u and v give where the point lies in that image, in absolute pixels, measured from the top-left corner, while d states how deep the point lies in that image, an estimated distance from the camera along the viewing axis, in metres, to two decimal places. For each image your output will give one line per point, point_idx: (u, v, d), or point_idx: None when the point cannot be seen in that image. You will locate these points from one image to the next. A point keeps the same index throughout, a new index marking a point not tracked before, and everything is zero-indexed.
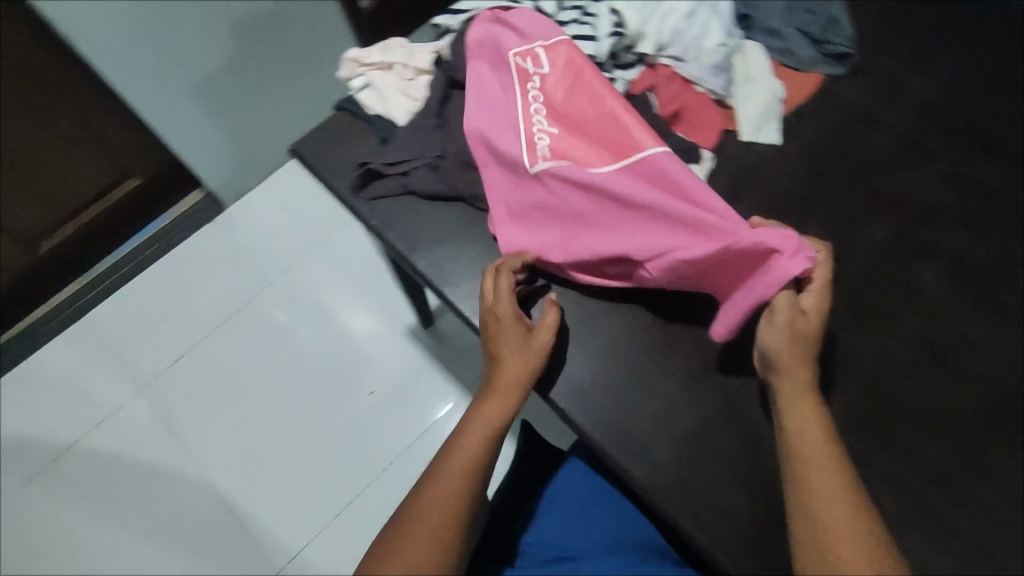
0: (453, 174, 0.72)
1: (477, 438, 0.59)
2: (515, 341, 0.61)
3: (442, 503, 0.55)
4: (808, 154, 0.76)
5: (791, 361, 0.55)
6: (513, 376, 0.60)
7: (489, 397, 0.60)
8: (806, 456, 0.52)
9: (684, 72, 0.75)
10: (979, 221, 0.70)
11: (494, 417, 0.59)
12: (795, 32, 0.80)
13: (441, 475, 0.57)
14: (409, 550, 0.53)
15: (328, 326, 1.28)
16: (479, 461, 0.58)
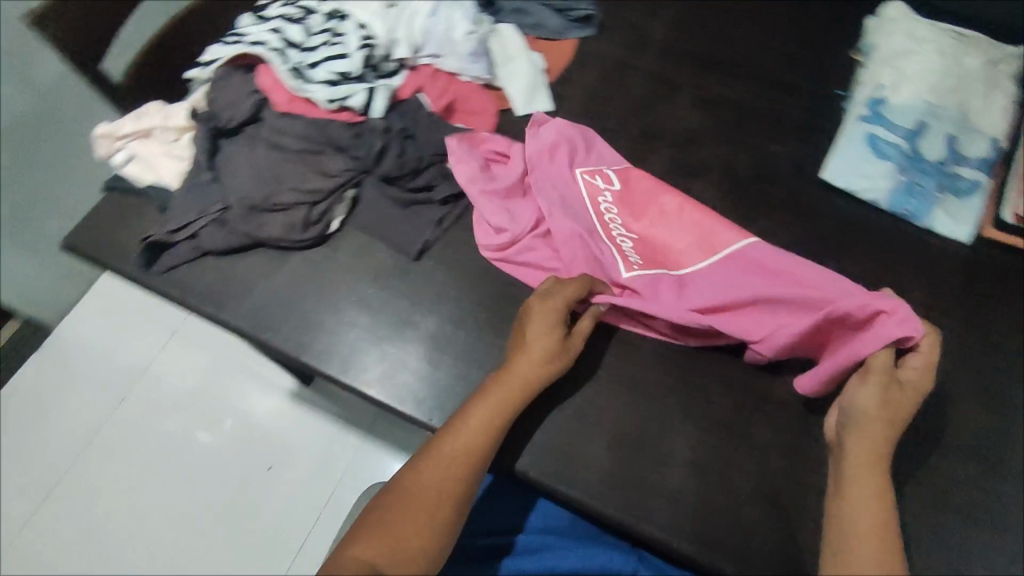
0: (242, 221, 0.71)
1: (481, 423, 0.59)
2: (544, 339, 0.61)
3: (438, 479, 0.57)
4: (581, 111, 0.80)
5: (874, 427, 0.57)
6: (529, 372, 0.60)
7: (502, 384, 0.60)
8: (864, 516, 0.54)
9: (445, 67, 0.78)
10: (734, 133, 0.79)
11: (506, 406, 0.59)
12: (540, 7, 0.85)
13: (441, 450, 0.58)
14: (398, 522, 0.55)
15: (211, 421, 1.18)
16: (481, 446, 0.58)
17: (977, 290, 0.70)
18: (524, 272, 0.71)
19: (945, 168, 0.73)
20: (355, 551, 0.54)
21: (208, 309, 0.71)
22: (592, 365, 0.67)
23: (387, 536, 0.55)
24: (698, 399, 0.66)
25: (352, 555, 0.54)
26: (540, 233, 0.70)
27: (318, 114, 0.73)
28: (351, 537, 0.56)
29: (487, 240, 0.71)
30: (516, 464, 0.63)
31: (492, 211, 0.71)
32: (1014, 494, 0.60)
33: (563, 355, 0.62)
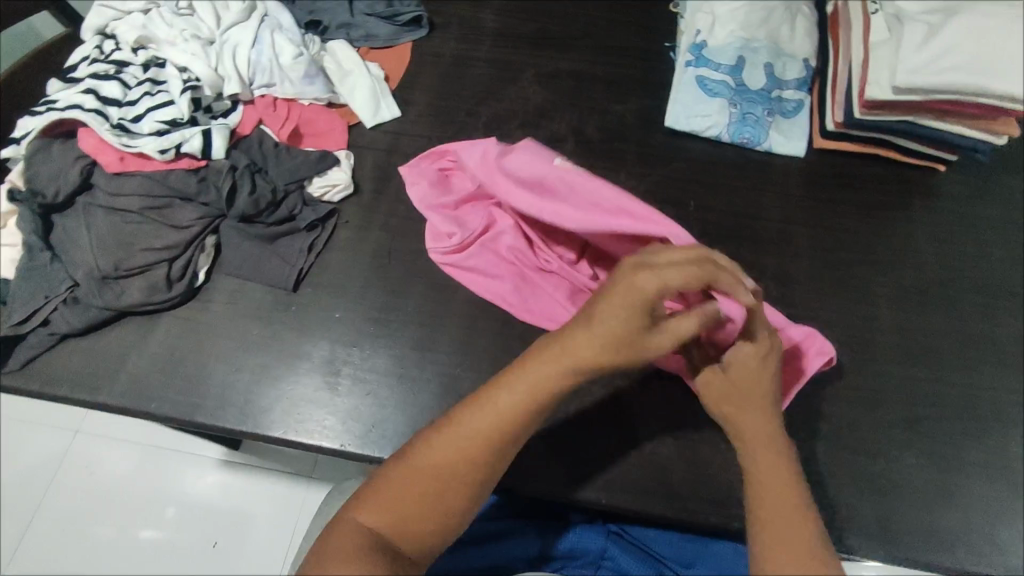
0: (95, 294, 0.67)
1: (522, 405, 0.51)
2: (629, 329, 0.49)
3: (466, 457, 0.50)
4: (429, 110, 0.81)
5: (738, 409, 0.53)
6: (593, 359, 0.50)
7: (557, 362, 0.51)
8: (774, 528, 0.48)
9: (281, 94, 0.77)
10: (581, 100, 0.82)
11: (548, 382, 0.51)
12: (366, 18, 0.84)
13: (464, 423, 0.51)
14: (413, 493, 0.49)
15: (153, 516, 1.09)
16: (517, 430, 0.51)
17: (820, 196, 0.75)
18: (473, 278, 0.70)
19: (771, 94, 0.78)
20: (361, 517, 0.48)
21: (85, 395, 0.66)
22: (494, 351, 0.68)
23: (400, 508, 0.48)
24: None
25: (356, 520, 0.48)
26: (488, 240, 0.70)
27: (154, 168, 0.69)
28: (357, 504, 0.49)
29: (439, 245, 0.70)
30: None
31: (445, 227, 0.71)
32: (880, 368, 0.67)
33: (640, 346, 0.50)
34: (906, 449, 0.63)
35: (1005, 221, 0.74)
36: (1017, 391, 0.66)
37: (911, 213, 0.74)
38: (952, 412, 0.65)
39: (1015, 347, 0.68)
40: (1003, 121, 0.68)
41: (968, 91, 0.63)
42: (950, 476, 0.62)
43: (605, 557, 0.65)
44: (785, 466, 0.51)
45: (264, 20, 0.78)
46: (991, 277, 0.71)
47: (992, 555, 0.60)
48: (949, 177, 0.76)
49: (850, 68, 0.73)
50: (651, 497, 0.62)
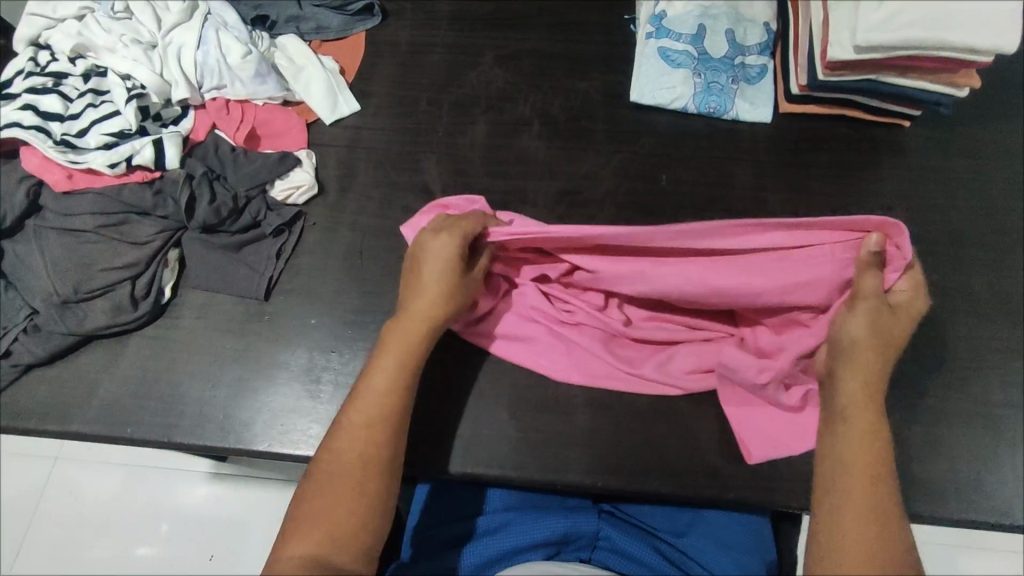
0: (56, 320, 0.64)
1: (387, 375, 0.56)
2: (440, 288, 0.58)
3: (355, 453, 0.53)
4: (389, 102, 0.79)
5: (872, 353, 0.56)
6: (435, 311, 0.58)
7: (403, 329, 0.58)
8: (860, 476, 0.52)
9: (233, 95, 0.73)
10: (544, 80, 0.80)
11: (400, 355, 0.57)
12: (314, 9, 0.81)
13: (347, 424, 0.55)
14: (325, 507, 0.52)
15: (146, 534, 1.07)
16: (390, 401, 0.55)
17: (790, 161, 0.75)
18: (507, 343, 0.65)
19: (734, 61, 0.77)
20: (291, 550, 0.51)
21: (58, 425, 0.64)
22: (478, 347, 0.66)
23: (320, 528, 0.51)
24: None
25: (289, 556, 0.50)
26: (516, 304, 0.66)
27: (106, 183, 0.67)
28: (286, 537, 0.52)
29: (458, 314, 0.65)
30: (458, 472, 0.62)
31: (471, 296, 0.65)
32: None
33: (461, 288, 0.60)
34: (890, 405, 0.64)
35: (971, 172, 0.75)
36: (992, 339, 0.67)
37: (881, 171, 0.75)
38: (932, 366, 0.66)
39: (989, 295, 0.69)
40: (964, 74, 0.68)
41: (928, 45, 0.63)
42: (934, 429, 0.64)
43: (599, 537, 0.65)
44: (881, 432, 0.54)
45: (208, 19, 0.74)
46: (962, 229, 0.72)
47: (978, 501, 0.62)
48: (915, 131, 0.77)
49: (812, 29, 0.72)
50: (645, 476, 0.62)
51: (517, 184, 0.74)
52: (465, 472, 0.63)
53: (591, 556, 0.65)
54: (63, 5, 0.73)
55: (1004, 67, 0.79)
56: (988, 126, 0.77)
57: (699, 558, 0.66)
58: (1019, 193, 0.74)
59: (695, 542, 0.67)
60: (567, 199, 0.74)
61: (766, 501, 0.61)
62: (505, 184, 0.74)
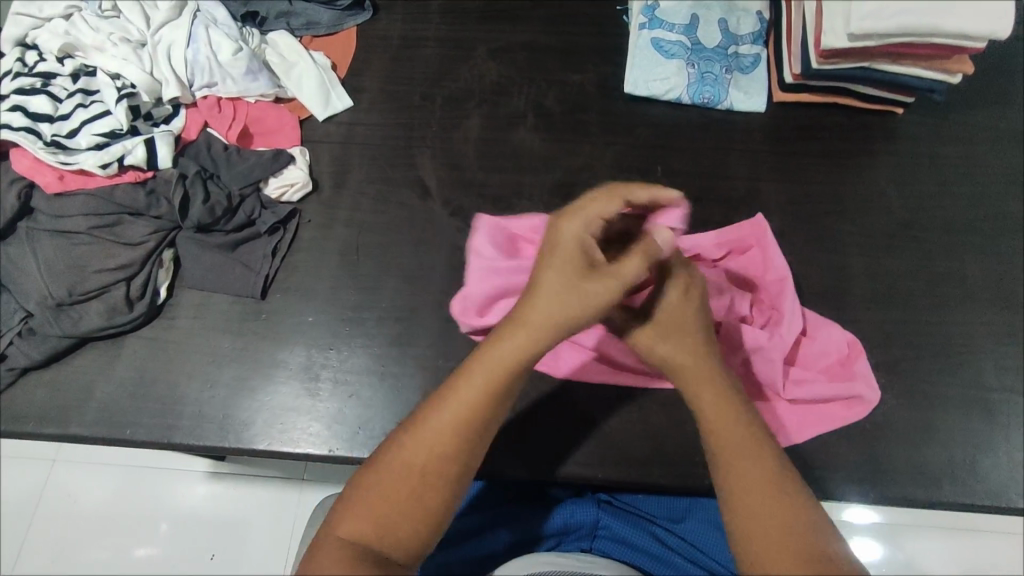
0: (51, 323, 0.64)
1: (482, 376, 0.49)
2: (564, 284, 0.50)
3: (431, 451, 0.48)
4: (382, 98, 0.78)
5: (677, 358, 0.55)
6: (552, 316, 0.49)
7: (512, 327, 0.50)
8: (736, 455, 0.49)
9: (225, 93, 0.73)
10: (538, 72, 0.79)
11: (507, 355, 0.49)
12: (305, 5, 0.80)
13: (432, 419, 0.48)
14: (388, 496, 0.47)
15: (147, 535, 1.06)
16: (484, 405, 0.49)
17: (784, 150, 0.75)
18: None
19: (727, 51, 0.77)
20: (341, 529, 0.46)
21: (56, 428, 0.64)
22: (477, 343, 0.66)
23: (378, 512, 0.46)
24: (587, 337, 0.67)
25: (339, 536, 0.45)
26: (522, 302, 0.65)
27: (99, 184, 0.66)
28: (337, 514, 0.47)
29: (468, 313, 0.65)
30: None
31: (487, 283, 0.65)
32: (853, 316, 0.68)
33: (587, 284, 0.50)
34: (886, 392, 0.65)
35: (964, 158, 0.75)
36: (985, 324, 0.68)
37: (874, 158, 0.75)
38: (926, 351, 0.67)
39: (982, 280, 0.70)
40: (958, 60, 0.68)
41: (922, 32, 0.63)
42: (928, 413, 0.64)
43: (599, 527, 0.65)
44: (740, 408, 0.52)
45: (198, 16, 0.73)
46: (954, 215, 0.72)
47: (973, 484, 0.62)
48: (907, 118, 0.77)
49: (805, 18, 0.72)
50: (645, 467, 0.62)
51: (511, 177, 0.74)
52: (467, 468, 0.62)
53: (591, 545, 0.65)
54: (50, 4, 0.72)
55: (997, 53, 0.79)
56: (981, 112, 0.77)
57: (698, 543, 0.67)
58: (1010, 178, 0.74)
59: (694, 527, 0.68)
60: (563, 191, 0.74)
61: None
62: (500, 178, 0.74)
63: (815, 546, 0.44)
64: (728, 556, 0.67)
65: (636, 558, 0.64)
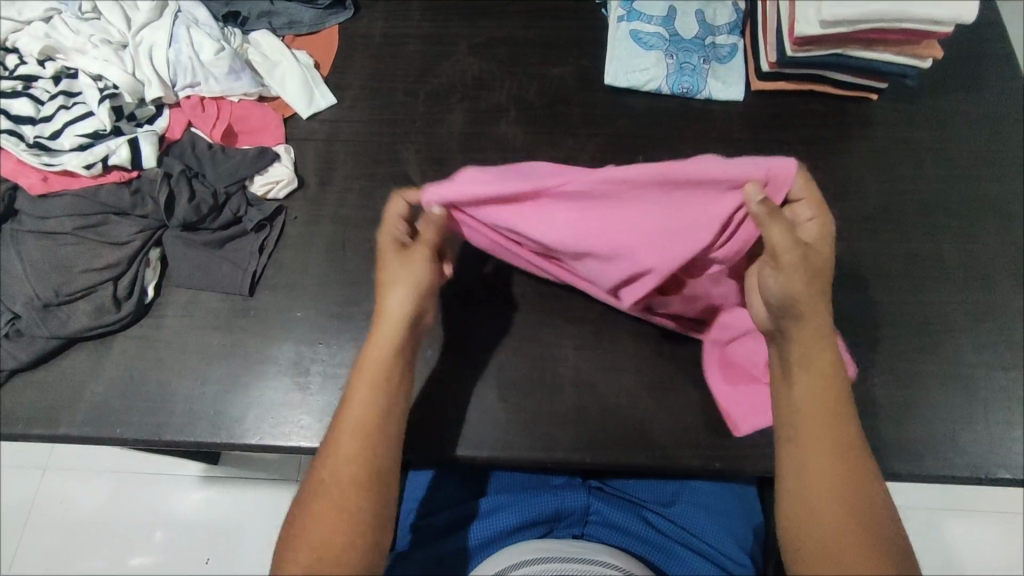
0: (39, 324, 0.64)
1: (366, 381, 0.56)
2: (401, 279, 0.58)
3: (354, 457, 0.54)
4: (365, 94, 0.79)
5: (808, 303, 0.54)
6: (393, 303, 0.58)
7: (376, 332, 0.58)
8: (813, 434, 0.53)
9: (207, 93, 0.73)
10: (520, 66, 0.80)
11: (379, 357, 0.57)
12: (286, 4, 0.81)
13: (340, 431, 0.55)
14: (331, 508, 0.53)
15: (140, 540, 1.06)
16: (379, 401, 0.56)
17: (763, 137, 0.77)
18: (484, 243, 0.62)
19: (704, 41, 0.79)
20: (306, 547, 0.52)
21: (45, 428, 0.64)
22: (467, 335, 0.67)
23: (330, 522, 0.52)
24: (573, 325, 0.68)
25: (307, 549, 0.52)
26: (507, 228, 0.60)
27: (84, 184, 0.67)
28: (299, 531, 0.53)
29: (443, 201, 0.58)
30: (452, 454, 0.63)
31: (486, 195, 0.57)
32: (833, 297, 0.69)
33: (411, 266, 0.59)
34: (867, 370, 0.66)
35: (939, 142, 0.77)
36: (964, 302, 0.69)
37: (851, 144, 0.76)
38: (906, 330, 0.68)
39: (958, 259, 0.71)
40: (926, 46, 0.71)
41: (894, 18, 0.65)
42: (909, 390, 0.66)
43: (590, 512, 0.67)
44: (838, 385, 0.54)
45: (179, 16, 0.73)
46: (929, 197, 0.74)
47: (953, 457, 0.64)
48: (882, 104, 0.78)
49: (779, 7, 0.74)
50: (634, 450, 0.63)
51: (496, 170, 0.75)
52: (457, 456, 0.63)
53: (583, 531, 0.66)
54: (29, 7, 0.71)
55: (967, 40, 0.81)
56: (953, 96, 0.79)
57: (689, 526, 0.68)
58: (983, 160, 0.76)
59: (684, 509, 0.69)
60: None
61: (752, 468, 0.63)
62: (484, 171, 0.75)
63: (870, 521, 0.50)
64: (720, 538, 0.67)
65: (626, 542, 0.65)
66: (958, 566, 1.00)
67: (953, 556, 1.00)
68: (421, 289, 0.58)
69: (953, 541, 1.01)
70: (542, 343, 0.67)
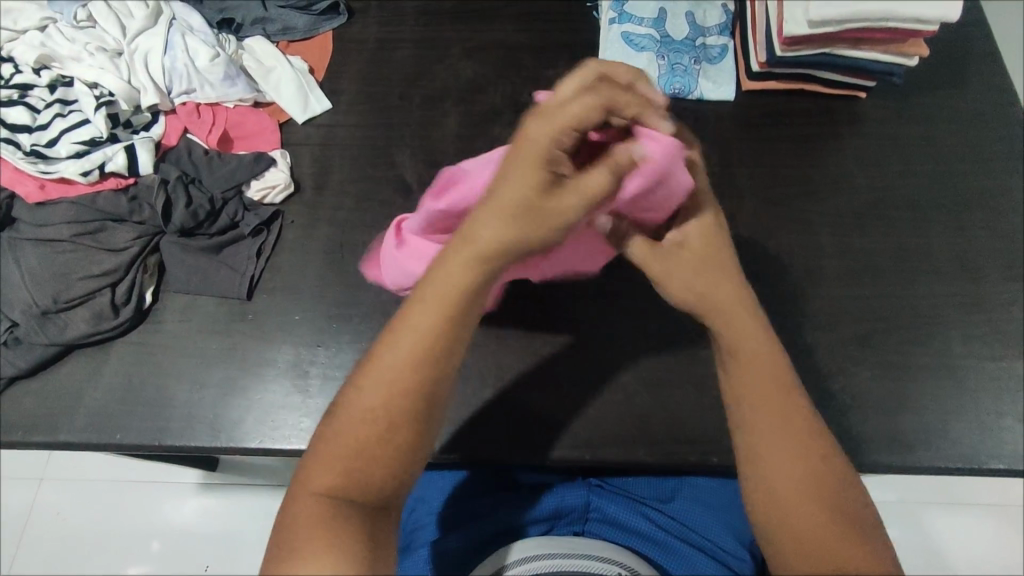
0: (37, 331, 0.64)
1: (428, 310, 0.47)
2: (531, 197, 0.46)
3: (397, 393, 0.47)
4: (359, 98, 0.79)
5: (712, 290, 0.55)
6: (488, 235, 0.47)
7: (455, 249, 0.48)
8: (762, 407, 0.52)
9: (203, 99, 0.74)
10: (513, 69, 0.81)
11: (456, 279, 0.47)
12: (280, 10, 0.81)
13: (388, 361, 0.47)
14: (350, 453, 0.46)
15: (140, 548, 1.06)
16: (438, 342, 0.47)
17: (754, 136, 0.78)
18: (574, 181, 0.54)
19: (695, 42, 0.80)
20: (311, 491, 0.46)
21: (46, 435, 0.64)
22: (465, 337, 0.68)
23: (342, 469, 0.46)
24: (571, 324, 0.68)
25: (307, 495, 0.45)
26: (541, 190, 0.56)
27: (81, 192, 0.68)
28: (304, 475, 0.46)
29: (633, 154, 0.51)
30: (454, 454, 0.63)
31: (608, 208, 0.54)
32: (825, 292, 0.70)
33: (548, 198, 0.47)
34: (860, 364, 0.67)
35: (927, 138, 0.78)
36: (955, 296, 0.70)
37: (841, 142, 0.77)
38: (897, 324, 0.69)
39: (947, 253, 0.72)
40: (913, 44, 0.72)
41: (879, 17, 0.66)
42: (901, 383, 0.67)
43: (590, 510, 0.66)
44: (776, 353, 0.55)
45: (173, 24, 0.74)
46: (918, 193, 0.75)
47: (946, 449, 0.65)
48: (870, 102, 0.79)
49: (767, 8, 0.75)
50: (632, 447, 0.64)
51: None
52: (457, 456, 0.63)
53: (583, 529, 0.65)
54: (25, 16, 0.71)
55: (952, 38, 0.82)
56: (940, 94, 0.80)
57: (688, 521, 0.69)
58: (970, 155, 0.77)
59: (682, 506, 0.70)
60: None
61: None
62: None
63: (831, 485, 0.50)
64: (719, 534, 0.67)
65: (627, 538, 0.65)
66: (955, 559, 1.01)
67: (950, 549, 1.01)
68: (529, 243, 0.47)
69: (950, 533, 1.01)
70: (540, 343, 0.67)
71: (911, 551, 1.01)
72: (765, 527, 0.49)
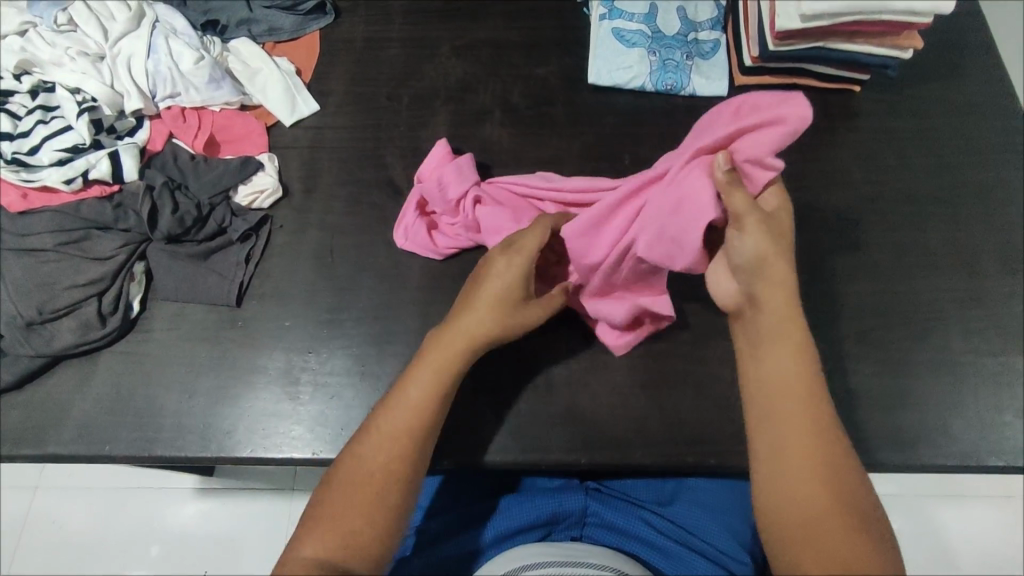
0: (22, 343, 0.63)
1: (421, 384, 0.55)
2: (505, 301, 0.57)
3: (390, 454, 0.53)
4: (347, 100, 0.78)
5: (770, 260, 0.55)
6: (472, 327, 0.57)
7: (443, 336, 0.57)
8: (779, 399, 0.53)
9: (189, 103, 0.73)
10: (504, 66, 0.80)
11: (443, 360, 0.56)
12: (265, 11, 0.80)
13: (383, 429, 0.54)
14: (346, 510, 0.51)
15: (138, 556, 1.05)
16: (426, 411, 0.55)
17: None
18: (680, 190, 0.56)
19: (686, 37, 0.79)
20: (305, 550, 0.50)
21: (34, 448, 0.63)
22: None
23: (337, 526, 0.50)
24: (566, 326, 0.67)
25: (305, 554, 0.49)
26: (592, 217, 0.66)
27: (64, 200, 0.67)
28: (302, 536, 0.51)
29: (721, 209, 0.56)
30: (449, 459, 0.63)
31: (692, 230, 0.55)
32: (822, 289, 0.69)
33: (521, 306, 0.58)
34: (858, 361, 0.67)
35: (922, 131, 0.77)
36: (953, 290, 0.70)
37: (835, 137, 0.77)
38: (894, 319, 0.68)
39: (944, 247, 0.72)
40: (907, 36, 0.71)
41: (870, 11, 0.66)
42: (900, 380, 0.66)
43: (589, 514, 0.66)
44: (802, 340, 0.55)
45: (157, 26, 0.72)
46: (915, 187, 0.74)
47: (946, 445, 0.64)
48: (864, 95, 0.79)
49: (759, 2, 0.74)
50: (628, 449, 0.63)
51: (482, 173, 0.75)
52: (452, 461, 0.63)
53: (582, 534, 0.65)
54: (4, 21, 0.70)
55: (946, 29, 0.82)
56: (935, 86, 0.79)
57: (687, 523, 0.68)
58: (966, 148, 0.76)
59: (682, 509, 0.69)
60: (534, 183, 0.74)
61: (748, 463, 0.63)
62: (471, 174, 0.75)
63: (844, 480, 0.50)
64: (718, 536, 0.67)
65: (625, 543, 0.65)
66: (956, 552, 1.00)
67: (951, 542, 1.01)
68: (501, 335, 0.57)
69: (951, 526, 1.01)
70: (535, 346, 0.67)
71: (913, 545, 1.01)
72: (782, 526, 0.49)
